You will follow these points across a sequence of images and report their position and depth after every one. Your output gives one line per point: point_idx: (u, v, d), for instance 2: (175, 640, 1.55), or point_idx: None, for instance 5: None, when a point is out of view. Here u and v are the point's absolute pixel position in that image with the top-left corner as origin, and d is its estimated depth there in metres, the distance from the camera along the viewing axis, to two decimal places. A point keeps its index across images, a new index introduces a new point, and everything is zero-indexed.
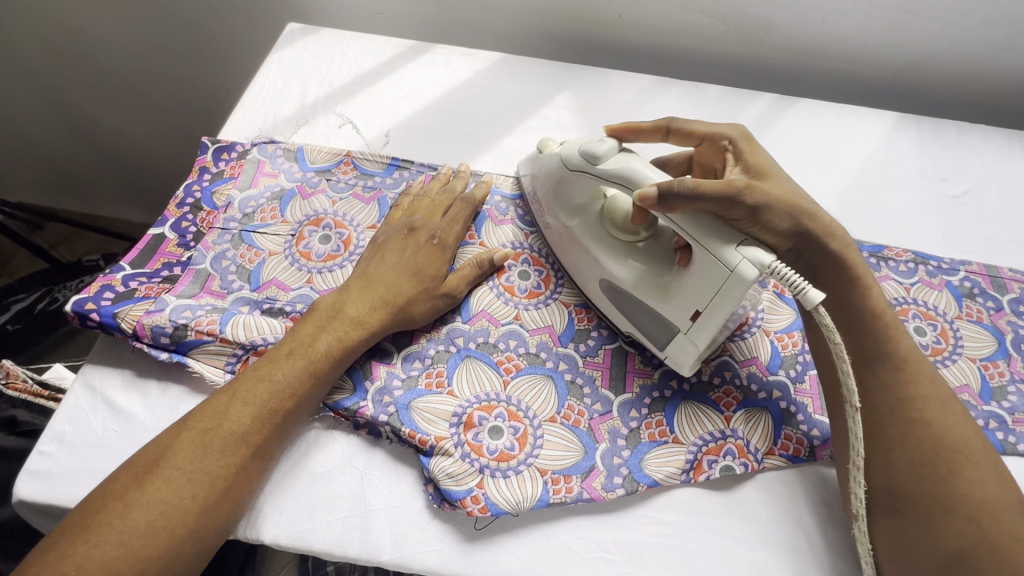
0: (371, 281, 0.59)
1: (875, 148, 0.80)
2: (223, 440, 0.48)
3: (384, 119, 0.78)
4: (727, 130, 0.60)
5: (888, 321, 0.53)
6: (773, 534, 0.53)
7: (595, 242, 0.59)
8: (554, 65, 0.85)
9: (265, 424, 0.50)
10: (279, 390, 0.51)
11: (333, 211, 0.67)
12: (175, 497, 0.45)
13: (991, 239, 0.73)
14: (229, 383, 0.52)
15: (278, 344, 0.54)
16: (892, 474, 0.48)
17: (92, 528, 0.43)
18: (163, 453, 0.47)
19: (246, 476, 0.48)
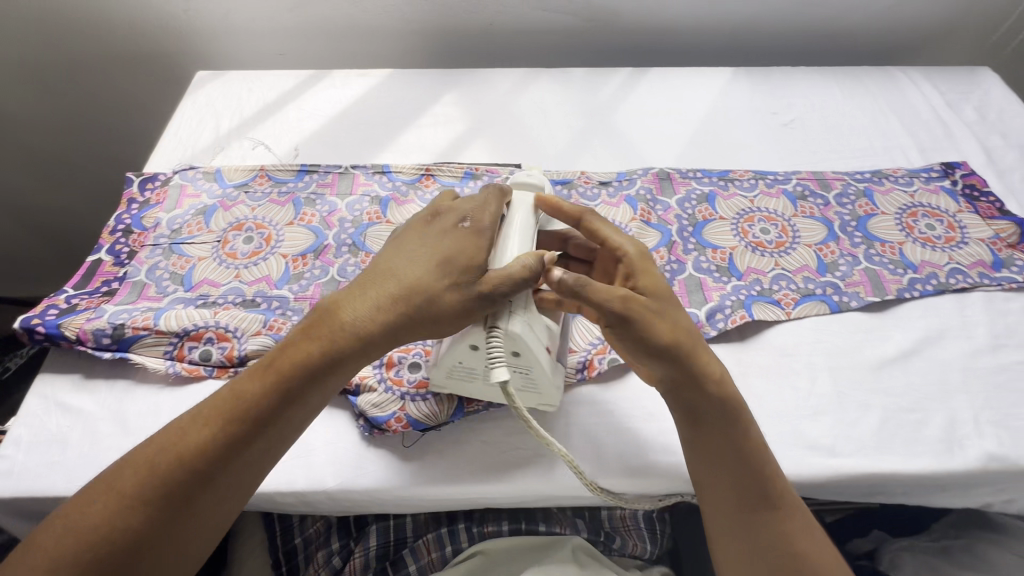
0: (399, 276, 0.54)
1: (716, 96, 0.95)
2: (195, 450, 0.48)
3: (293, 137, 0.89)
4: (628, 244, 0.58)
5: (751, 438, 0.54)
6: (660, 404, 0.62)
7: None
8: (438, 74, 0.98)
9: (239, 441, 0.50)
10: (257, 401, 0.50)
11: (252, 216, 0.76)
12: (143, 501, 0.47)
13: (816, 151, 0.87)
14: (217, 395, 0.52)
15: (274, 355, 0.53)
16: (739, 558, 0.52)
17: (74, 522, 0.46)
18: (144, 457, 0.49)
19: (215, 495, 0.49)
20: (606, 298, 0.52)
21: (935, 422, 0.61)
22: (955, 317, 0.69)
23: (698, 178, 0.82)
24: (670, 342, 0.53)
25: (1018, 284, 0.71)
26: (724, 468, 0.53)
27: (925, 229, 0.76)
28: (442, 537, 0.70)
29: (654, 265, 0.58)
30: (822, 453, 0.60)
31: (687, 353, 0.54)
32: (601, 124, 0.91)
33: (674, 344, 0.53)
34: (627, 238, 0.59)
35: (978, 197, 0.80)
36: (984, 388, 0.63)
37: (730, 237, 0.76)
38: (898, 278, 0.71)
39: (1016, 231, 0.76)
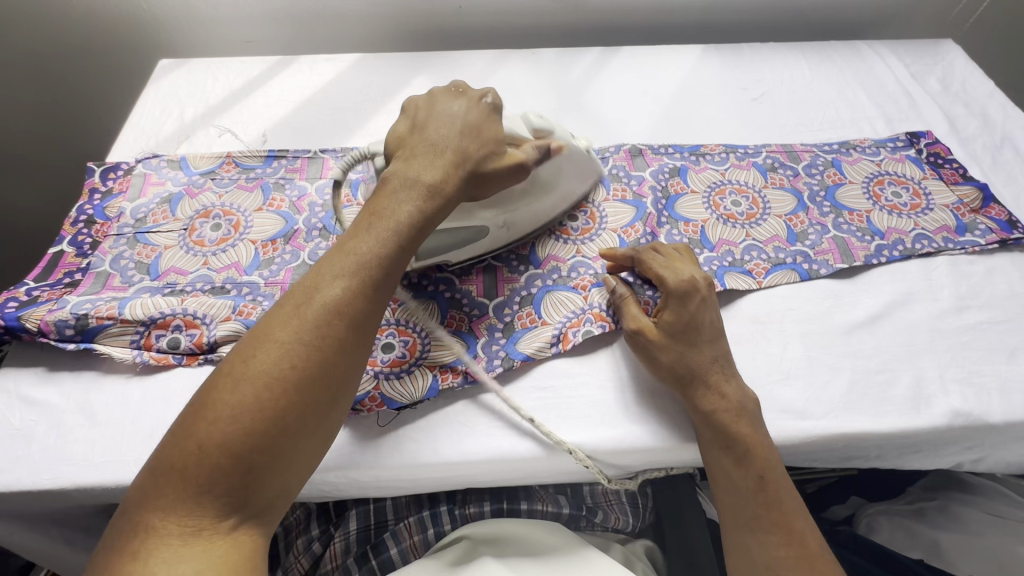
0: (443, 136, 0.57)
1: (687, 74, 0.95)
2: (317, 311, 0.47)
3: (260, 124, 0.87)
4: (674, 279, 0.61)
5: (732, 423, 0.56)
6: (635, 374, 0.63)
7: (540, 215, 0.70)
8: (408, 57, 0.97)
9: (360, 295, 0.48)
10: (367, 259, 0.50)
11: (220, 203, 0.75)
12: (276, 368, 0.44)
13: (785, 125, 0.88)
14: (291, 303, 0.47)
15: (332, 257, 0.50)
16: (730, 535, 0.55)
17: (207, 406, 0.43)
18: (261, 335, 0.46)
19: (347, 349, 0.47)
20: (625, 318, 0.61)
21: (903, 381, 0.63)
22: (921, 280, 0.70)
23: (670, 153, 0.82)
24: (673, 367, 0.58)
25: (982, 247, 0.72)
26: (718, 477, 0.56)
27: (891, 196, 0.78)
28: (424, 520, 0.69)
29: (695, 304, 0.60)
30: (794, 416, 0.60)
31: (694, 378, 0.58)
32: (573, 104, 0.91)
33: (682, 370, 0.58)
34: (680, 272, 0.62)
35: (942, 164, 0.82)
36: (949, 347, 0.65)
37: (702, 210, 0.76)
38: (866, 245, 0.73)
39: (978, 196, 0.77)
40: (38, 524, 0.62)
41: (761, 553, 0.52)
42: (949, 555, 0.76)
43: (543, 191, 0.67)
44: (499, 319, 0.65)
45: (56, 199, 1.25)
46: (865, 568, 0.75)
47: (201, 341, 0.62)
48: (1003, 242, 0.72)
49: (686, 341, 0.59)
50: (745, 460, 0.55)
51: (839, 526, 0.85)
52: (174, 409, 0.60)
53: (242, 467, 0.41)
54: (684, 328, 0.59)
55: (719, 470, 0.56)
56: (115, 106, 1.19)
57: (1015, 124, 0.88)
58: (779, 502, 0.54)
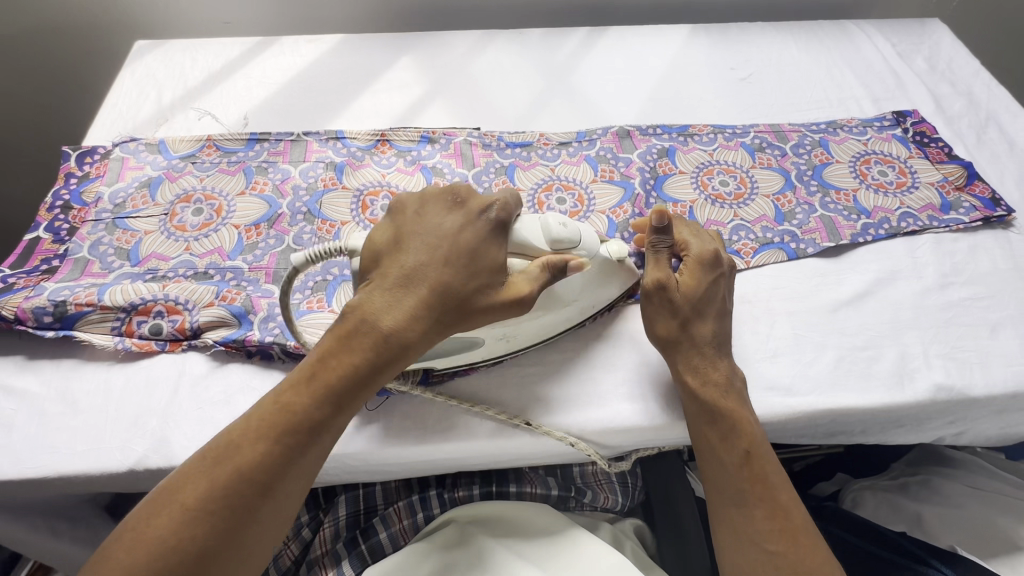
0: (426, 266, 0.50)
1: (675, 54, 0.95)
2: (228, 476, 0.44)
3: (241, 107, 0.85)
4: (700, 246, 0.61)
5: (720, 398, 0.56)
6: (623, 354, 0.63)
7: (548, 327, 0.60)
8: (392, 38, 0.95)
9: (280, 461, 0.46)
10: (295, 419, 0.47)
11: (201, 187, 0.73)
12: (176, 535, 0.43)
13: (773, 104, 0.88)
14: (216, 455, 0.45)
15: (266, 410, 0.47)
16: (716, 507, 0.56)
17: (107, 558, 0.43)
18: (172, 490, 0.45)
19: (256, 519, 0.45)
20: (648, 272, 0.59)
21: (887, 357, 0.63)
22: (906, 258, 0.71)
23: (658, 134, 0.82)
24: (673, 333, 0.58)
25: (965, 225, 0.73)
26: (706, 452, 0.56)
27: (878, 175, 0.78)
28: (412, 504, 0.69)
29: (712, 274, 0.60)
30: (781, 392, 0.61)
31: (691, 348, 0.58)
32: (560, 84, 0.90)
33: (678, 340, 0.58)
34: (707, 241, 0.61)
35: (927, 143, 0.82)
36: (933, 323, 0.66)
37: (690, 191, 0.76)
38: (852, 224, 0.73)
39: (963, 174, 0.78)
40: (22, 515, 0.61)
41: (748, 525, 0.53)
42: (931, 527, 0.77)
43: (555, 305, 0.57)
44: None
45: (35, 186, 1.22)
46: (850, 543, 0.76)
47: (184, 327, 0.61)
48: (986, 220, 0.73)
49: (696, 309, 0.58)
50: (733, 434, 0.55)
51: (824, 502, 0.86)
52: (157, 396, 0.59)
53: None
54: (701, 293, 0.59)
55: (707, 444, 0.56)
56: (93, 90, 1.16)
57: (1000, 103, 0.88)
58: (764, 476, 0.54)
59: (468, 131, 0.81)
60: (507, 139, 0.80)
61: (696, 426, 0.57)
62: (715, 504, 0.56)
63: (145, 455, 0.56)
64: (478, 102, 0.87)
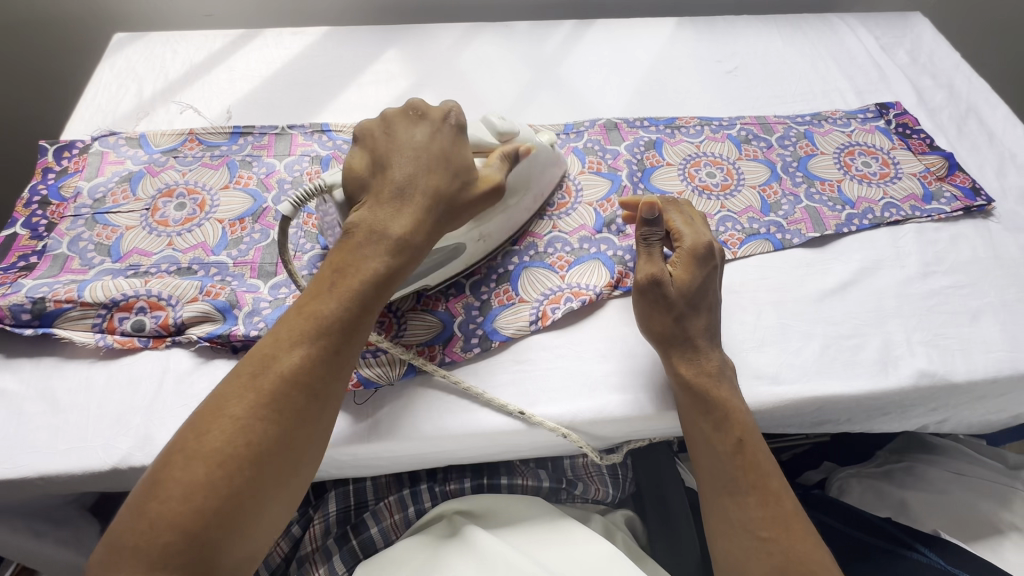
0: (412, 170, 0.53)
1: (662, 47, 0.95)
2: (272, 384, 0.45)
3: (224, 100, 0.84)
4: (695, 237, 0.60)
5: (712, 388, 0.57)
6: (611, 345, 0.63)
7: (513, 224, 0.67)
8: (378, 30, 0.94)
9: (319, 363, 0.47)
10: (325, 324, 0.48)
11: (184, 181, 0.72)
12: (229, 445, 0.43)
13: (759, 97, 0.88)
14: (254, 368, 0.46)
15: (292, 321, 0.48)
16: (709, 496, 0.56)
17: (164, 483, 0.42)
18: (214, 407, 0.45)
19: (304, 421, 0.46)
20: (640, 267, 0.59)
21: (872, 345, 0.64)
22: (889, 247, 0.72)
23: (645, 126, 0.82)
24: (666, 330, 0.58)
25: (946, 215, 0.74)
26: (700, 441, 0.57)
27: (862, 166, 0.79)
28: (404, 498, 0.68)
29: (704, 265, 0.59)
30: (767, 381, 0.62)
31: (684, 342, 0.58)
32: (547, 76, 0.90)
33: (673, 335, 0.58)
34: (701, 232, 0.61)
35: (910, 134, 0.83)
36: (916, 311, 0.67)
37: (677, 182, 0.76)
38: (837, 214, 0.74)
39: (944, 165, 0.79)
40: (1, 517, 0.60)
41: (741, 512, 0.54)
42: (915, 513, 0.79)
43: (513, 198, 0.64)
44: (478, 292, 0.65)
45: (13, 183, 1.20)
46: (838, 530, 0.77)
47: (168, 323, 0.60)
48: (967, 210, 0.75)
49: (690, 304, 0.58)
50: (726, 422, 0.56)
51: (811, 489, 0.87)
52: (141, 393, 0.58)
53: (193, 542, 0.41)
54: (695, 288, 0.58)
55: (699, 433, 0.57)
56: (72, 85, 1.14)
57: (980, 94, 0.90)
58: (756, 464, 0.55)
59: None
60: None
61: (688, 416, 0.57)
62: (707, 492, 0.56)
63: (129, 453, 0.55)
64: (465, 95, 0.86)
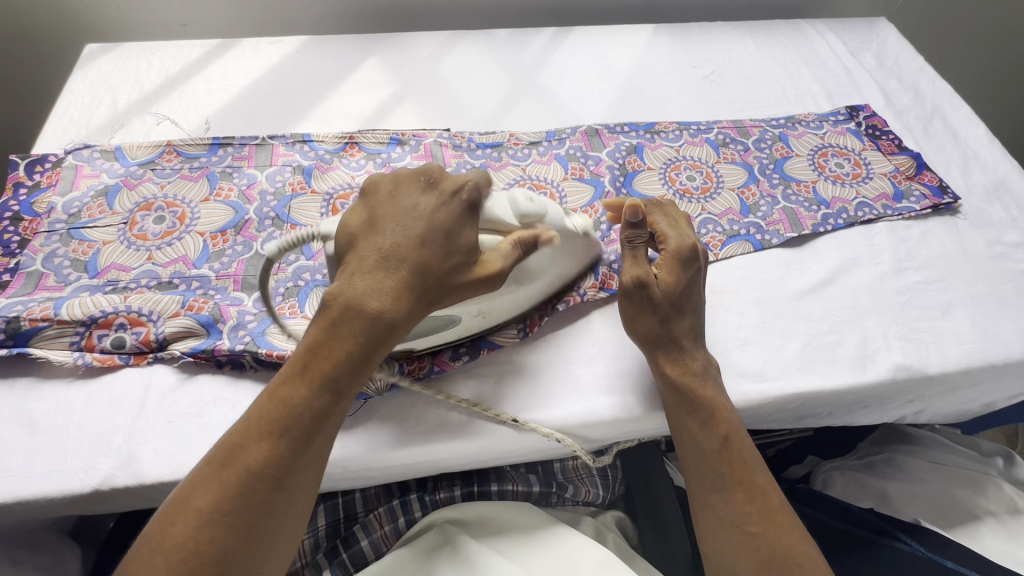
0: (398, 248, 0.50)
1: (639, 53, 0.97)
2: (236, 478, 0.45)
3: (202, 111, 0.83)
4: (678, 238, 0.61)
5: (698, 387, 0.58)
6: (599, 348, 0.63)
7: (522, 300, 0.60)
8: (358, 39, 0.94)
9: (284, 456, 0.46)
10: (293, 413, 0.47)
11: (162, 194, 0.71)
12: (193, 541, 0.43)
13: (735, 101, 0.91)
14: (221, 458, 0.46)
15: (263, 408, 0.47)
16: (696, 493, 0.57)
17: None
18: (184, 495, 0.45)
19: (270, 516, 0.45)
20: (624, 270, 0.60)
21: (850, 341, 0.66)
22: (864, 245, 0.74)
23: (626, 132, 0.83)
24: (653, 332, 0.59)
25: (916, 213, 0.77)
26: (686, 440, 0.58)
27: (835, 167, 0.81)
28: (394, 509, 0.67)
29: (688, 266, 0.60)
30: (751, 379, 0.63)
31: (670, 343, 0.59)
32: (527, 83, 0.91)
33: (660, 336, 0.59)
34: (685, 233, 0.61)
35: (879, 136, 0.86)
36: (891, 307, 0.69)
37: (659, 186, 0.77)
38: (813, 214, 0.76)
39: (912, 164, 0.82)
40: None
41: (728, 508, 0.54)
42: (896, 502, 0.81)
43: (528, 281, 0.58)
44: None
45: None
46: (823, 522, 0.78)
47: (149, 339, 0.59)
48: (935, 207, 0.77)
49: (676, 306, 0.59)
50: (711, 422, 0.57)
51: (796, 484, 0.89)
52: (122, 412, 0.56)
53: None
54: (678, 290, 0.59)
55: (686, 431, 0.58)
56: (42, 97, 1.11)
57: (944, 96, 0.93)
58: (743, 460, 0.56)
59: (437, 133, 0.81)
60: (478, 140, 0.80)
61: (676, 414, 0.58)
62: (695, 490, 0.57)
63: (111, 474, 0.53)
64: (447, 103, 0.86)
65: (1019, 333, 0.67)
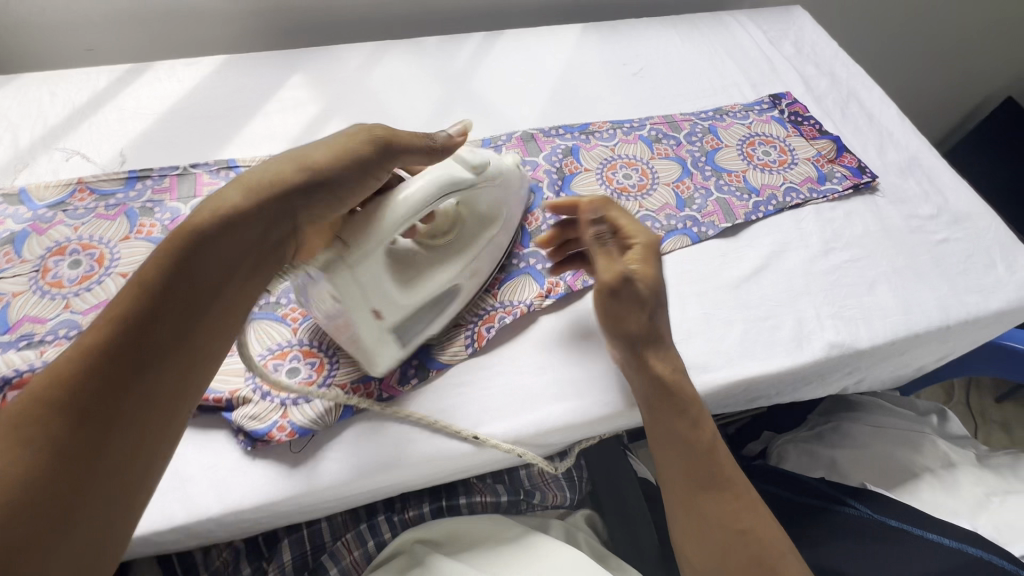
0: (342, 145, 0.52)
1: (569, 53, 0.97)
2: (131, 322, 0.42)
3: (116, 142, 0.78)
4: (643, 235, 0.62)
5: (684, 396, 0.58)
6: (549, 356, 0.64)
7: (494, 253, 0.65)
8: (281, 55, 0.91)
9: (180, 297, 0.43)
10: (193, 258, 0.45)
11: (77, 236, 0.67)
12: (82, 387, 0.39)
13: (665, 96, 0.93)
14: (113, 308, 0.42)
15: (157, 263, 0.44)
16: (679, 503, 0.59)
17: (11, 429, 0.38)
18: (50, 368, 0.40)
19: (169, 364, 0.42)
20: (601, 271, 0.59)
21: (786, 324, 0.69)
22: (793, 229, 0.77)
23: (561, 134, 0.84)
24: (639, 328, 0.59)
25: (839, 194, 0.81)
26: (677, 441, 0.58)
27: (762, 155, 0.84)
28: (362, 534, 0.66)
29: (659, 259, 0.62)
30: (698, 371, 0.65)
31: (654, 341, 0.59)
32: (460, 90, 0.90)
33: (647, 332, 0.59)
34: (647, 228, 0.63)
35: (802, 121, 0.90)
36: (822, 287, 0.72)
37: (596, 187, 0.78)
38: (744, 204, 0.78)
39: (833, 148, 0.86)
40: None
41: (713, 513, 0.57)
42: (845, 470, 0.85)
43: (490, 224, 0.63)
44: None
45: None
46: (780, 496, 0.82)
47: None
48: (856, 187, 0.81)
49: (657, 299, 0.60)
50: (701, 425, 0.59)
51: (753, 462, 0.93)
52: None
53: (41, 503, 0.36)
54: (654, 285, 0.60)
55: (678, 436, 0.58)
56: None
57: (857, 79, 0.98)
58: (723, 467, 0.59)
59: None
60: None
61: (663, 425, 0.58)
62: (678, 498, 0.59)
63: None
64: (379, 116, 0.85)
65: (937, 301, 0.72)
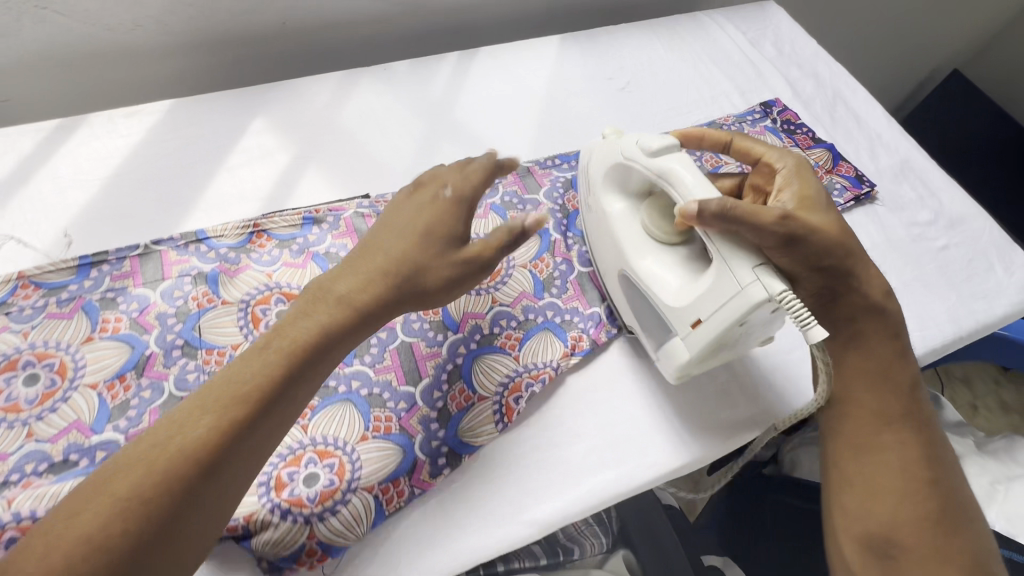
0: (400, 248, 0.52)
1: (552, 70, 0.91)
2: (248, 383, 0.44)
3: (57, 219, 0.67)
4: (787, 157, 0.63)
5: (875, 350, 0.60)
6: (582, 421, 0.61)
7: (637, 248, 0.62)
8: (236, 94, 0.80)
9: (294, 368, 0.46)
10: (311, 334, 0.48)
11: (28, 345, 0.57)
12: (203, 437, 0.42)
13: (657, 112, 0.89)
14: (239, 362, 0.46)
15: (284, 333, 0.47)
16: (861, 475, 0.58)
17: (134, 457, 0.41)
18: (154, 426, 0.43)
19: (267, 430, 0.45)
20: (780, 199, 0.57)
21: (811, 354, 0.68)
22: None
23: (558, 165, 0.79)
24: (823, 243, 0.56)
25: (842, 206, 0.80)
26: (871, 410, 0.59)
27: None
28: None
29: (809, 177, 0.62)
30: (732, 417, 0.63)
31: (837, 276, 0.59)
32: (442, 121, 0.83)
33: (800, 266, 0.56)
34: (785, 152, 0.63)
35: (795, 130, 0.88)
36: None
37: None
38: None
39: (829, 156, 0.85)
40: None
41: (897, 476, 0.56)
42: None
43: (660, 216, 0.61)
44: (433, 394, 0.59)
45: None
46: None
47: None
48: (857, 199, 0.81)
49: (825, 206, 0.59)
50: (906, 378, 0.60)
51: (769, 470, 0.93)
52: None
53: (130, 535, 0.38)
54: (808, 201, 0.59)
55: (867, 383, 0.60)
56: None
57: (840, 79, 0.97)
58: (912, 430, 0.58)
59: (357, 202, 0.72)
60: None
61: (865, 382, 0.60)
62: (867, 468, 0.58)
63: None
64: (359, 160, 0.77)
65: (947, 313, 0.72)
